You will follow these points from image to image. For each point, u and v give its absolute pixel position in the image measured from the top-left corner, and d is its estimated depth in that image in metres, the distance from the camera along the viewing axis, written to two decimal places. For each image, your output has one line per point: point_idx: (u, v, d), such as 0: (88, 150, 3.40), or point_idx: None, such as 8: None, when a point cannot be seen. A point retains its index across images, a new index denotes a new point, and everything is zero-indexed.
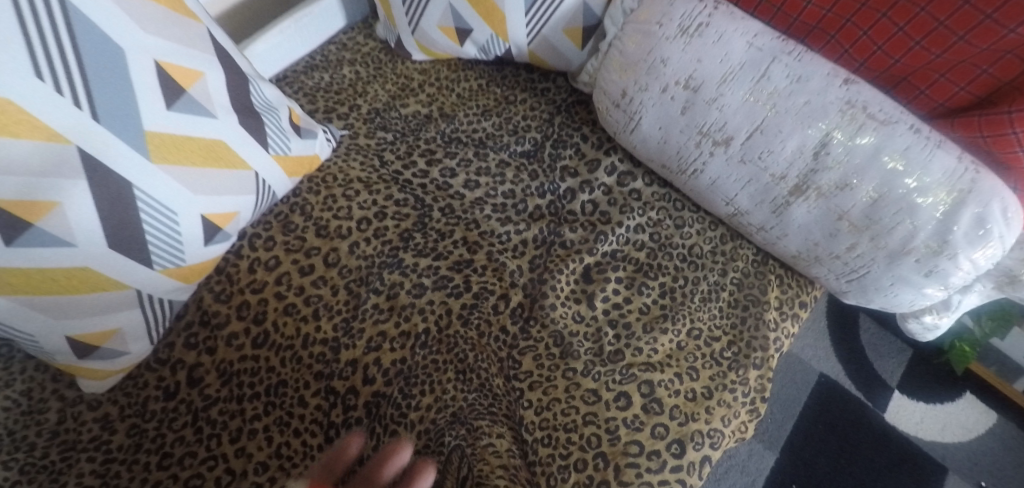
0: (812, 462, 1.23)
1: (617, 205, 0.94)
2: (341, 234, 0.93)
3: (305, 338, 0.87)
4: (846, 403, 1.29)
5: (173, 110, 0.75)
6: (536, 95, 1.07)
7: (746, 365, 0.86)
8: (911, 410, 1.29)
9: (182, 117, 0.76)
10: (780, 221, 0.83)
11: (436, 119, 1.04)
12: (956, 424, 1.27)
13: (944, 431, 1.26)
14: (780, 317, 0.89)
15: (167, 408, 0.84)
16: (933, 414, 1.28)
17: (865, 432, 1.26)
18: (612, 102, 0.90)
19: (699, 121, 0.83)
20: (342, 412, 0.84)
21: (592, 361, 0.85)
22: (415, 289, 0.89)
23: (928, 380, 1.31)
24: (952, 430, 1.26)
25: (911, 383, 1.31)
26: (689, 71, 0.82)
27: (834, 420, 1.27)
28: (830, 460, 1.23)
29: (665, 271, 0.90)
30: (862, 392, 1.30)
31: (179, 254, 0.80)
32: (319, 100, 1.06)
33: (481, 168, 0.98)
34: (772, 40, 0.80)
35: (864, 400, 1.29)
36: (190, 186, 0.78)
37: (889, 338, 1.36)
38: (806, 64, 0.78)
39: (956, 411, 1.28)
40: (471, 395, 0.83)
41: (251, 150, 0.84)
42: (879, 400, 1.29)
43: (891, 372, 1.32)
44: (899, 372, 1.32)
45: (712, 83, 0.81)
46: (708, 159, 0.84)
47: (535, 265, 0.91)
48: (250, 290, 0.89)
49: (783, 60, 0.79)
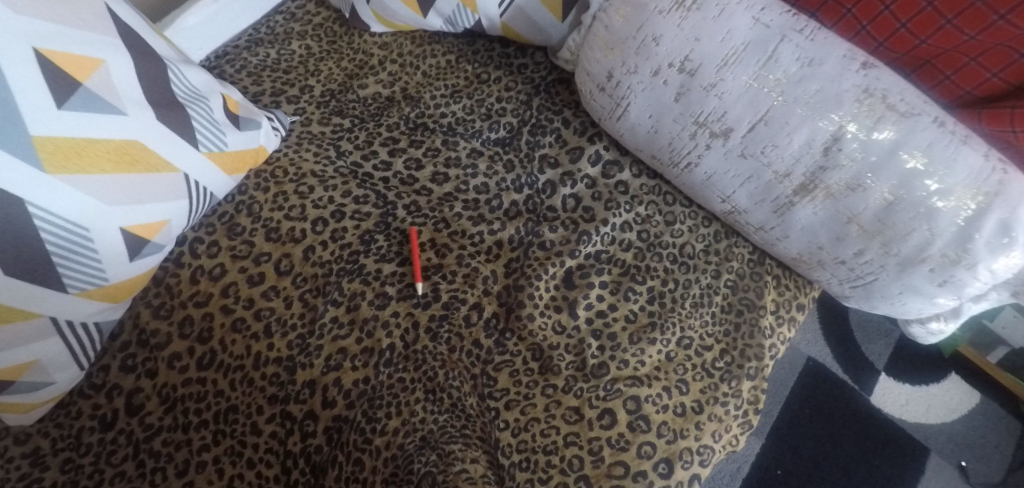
0: (797, 446, 1.18)
1: (602, 200, 0.85)
2: (294, 237, 0.83)
3: (257, 356, 0.78)
4: (833, 386, 1.24)
5: (66, 108, 0.63)
6: (512, 72, 0.95)
7: (739, 376, 0.78)
8: (897, 392, 1.23)
9: (79, 116, 0.64)
10: (782, 222, 0.73)
11: (399, 102, 0.94)
12: (941, 405, 1.22)
13: (928, 413, 1.21)
14: (776, 322, 0.81)
15: (105, 439, 0.75)
16: (919, 395, 1.23)
17: (851, 414, 1.21)
18: (596, 84, 0.79)
19: (695, 109, 0.72)
20: (300, 440, 0.75)
21: (574, 377, 0.77)
22: (378, 299, 0.80)
23: (915, 363, 1.26)
24: (935, 412, 1.21)
25: (897, 365, 1.26)
26: (685, 51, 0.71)
27: (821, 404, 1.22)
28: (815, 443, 1.18)
29: (655, 272, 0.82)
30: (849, 374, 1.25)
31: (99, 273, 0.69)
32: (265, 81, 0.94)
33: (450, 158, 0.88)
34: (783, 14, 0.68)
35: (850, 383, 1.24)
36: (101, 197, 0.67)
37: (878, 319, 1.31)
38: (820, 45, 0.67)
39: (941, 392, 1.23)
40: (442, 416, 0.75)
41: (176, 148, 0.73)
42: (865, 383, 1.24)
43: (879, 355, 1.27)
44: (887, 354, 1.27)
45: (711, 66, 0.70)
46: (703, 152, 0.74)
47: (511, 270, 0.82)
48: (193, 304, 0.80)
49: (794, 39, 0.67)
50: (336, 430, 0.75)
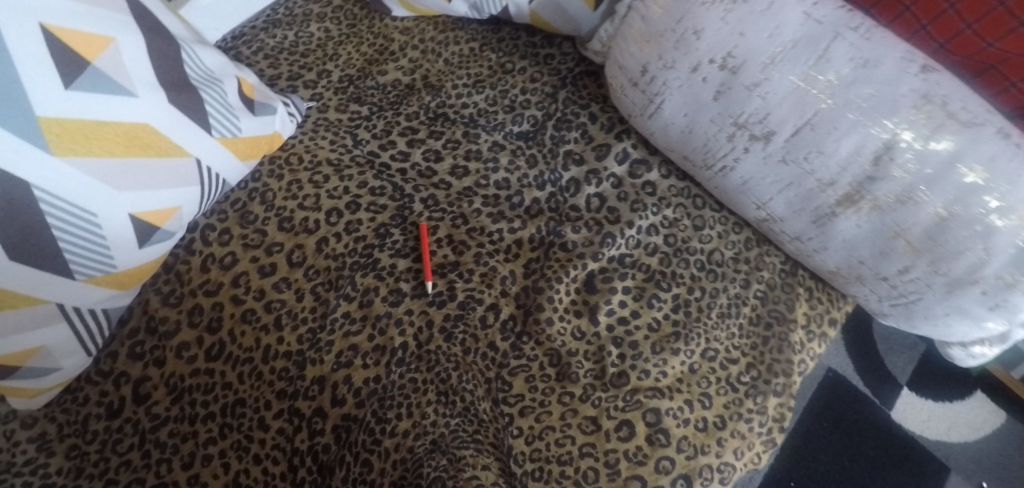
0: (811, 459, 1.14)
1: (628, 201, 0.81)
2: (308, 228, 0.80)
3: (266, 349, 0.76)
4: (853, 399, 1.19)
5: (74, 88, 0.61)
6: (538, 62, 0.91)
7: (765, 392, 0.75)
8: (918, 407, 1.19)
9: (87, 96, 0.62)
10: (821, 233, 0.69)
11: (419, 90, 0.90)
12: (964, 424, 1.17)
13: (950, 431, 1.17)
14: (805, 338, 0.78)
15: (111, 428, 0.74)
16: (942, 412, 1.18)
17: (869, 429, 1.16)
18: (628, 79, 0.75)
19: (735, 110, 0.68)
20: (307, 438, 0.73)
21: (592, 385, 0.74)
22: (392, 296, 0.78)
23: (939, 378, 1.21)
24: (958, 430, 1.17)
25: (920, 379, 1.21)
26: (727, 47, 0.66)
27: (839, 416, 1.17)
28: (831, 457, 1.14)
29: (680, 279, 0.78)
30: (869, 387, 1.20)
31: (107, 260, 0.67)
32: (282, 64, 0.91)
33: (471, 151, 0.85)
34: (837, 9, 0.64)
35: (870, 396, 1.19)
36: (109, 181, 0.64)
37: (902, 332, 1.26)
38: (875, 44, 0.62)
39: (964, 410, 1.18)
40: (454, 420, 0.72)
41: (188, 132, 0.70)
42: (886, 397, 1.20)
43: (901, 369, 1.22)
44: (910, 368, 1.22)
45: (755, 64, 0.65)
46: (741, 156, 0.70)
47: (530, 271, 0.79)
48: (203, 293, 0.78)
49: (848, 38, 0.63)
50: (345, 429, 0.73)
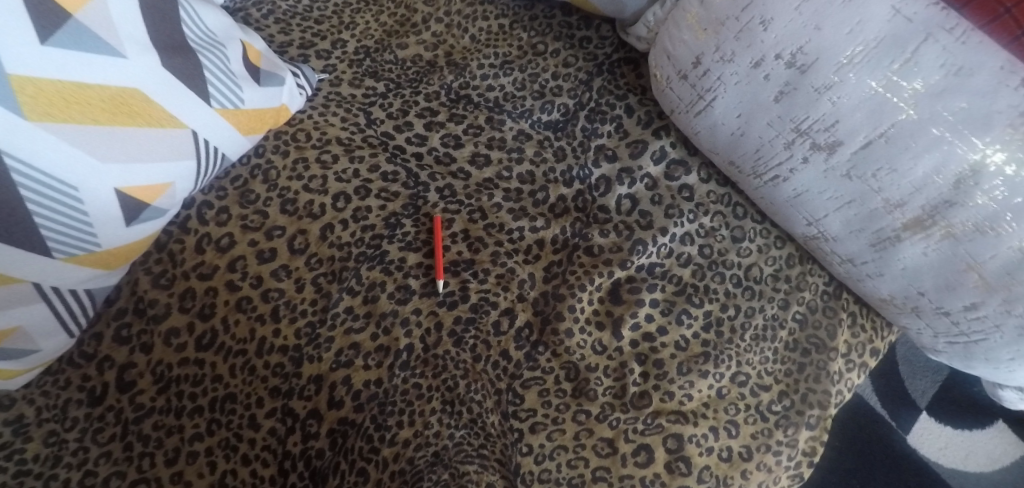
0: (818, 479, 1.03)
1: (663, 204, 0.74)
2: (313, 213, 0.74)
3: (261, 342, 0.70)
4: (867, 420, 1.08)
5: (51, 44, 0.53)
6: (573, 45, 0.84)
7: (798, 424, 0.69)
8: (936, 432, 1.07)
9: (68, 55, 0.54)
10: (879, 257, 0.62)
11: (441, 68, 0.84)
12: (983, 453, 1.06)
13: (967, 459, 1.05)
14: (845, 367, 0.72)
15: (92, 416, 0.68)
16: (960, 440, 1.07)
17: (884, 452, 1.05)
18: (677, 70, 0.68)
19: (797, 114, 0.60)
20: (300, 441, 0.68)
21: (611, 405, 0.68)
22: (399, 293, 0.72)
23: (960, 404, 1.09)
24: (976, 459, 1.05)
25: (941, 403, 1.09)
26: (799, 40, 0.58)
27: (851, 436, 1.07)
28: (840, 479, 1.03)
29: (714, 295, 0.72)
30: (887, 409, 1.09)
31: (90, 238, 0.61)
32: (294, 30, 0.85)
33: (494, 138, 0.79)
34: (930, 3, 0.52)
35: (887, 418, 1.08)
36: (92, 152, 0.58)
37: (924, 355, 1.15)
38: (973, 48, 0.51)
39: (984, 439, 1.06)
40: (459, 432, 0.67)
41: (183, 101, 0.64)
42: (903, 420, 1.08)
43: (921, 391, 1.10)
44: (932, 392, 1.10)
45: (829, 63, 0.57)
46: (798, 166, 0.63)
47: (551, 275, 0.73)
48: (197, 276, 0.72)
49: (941, 40, 0.52)
50: (341, 434, 0.67)
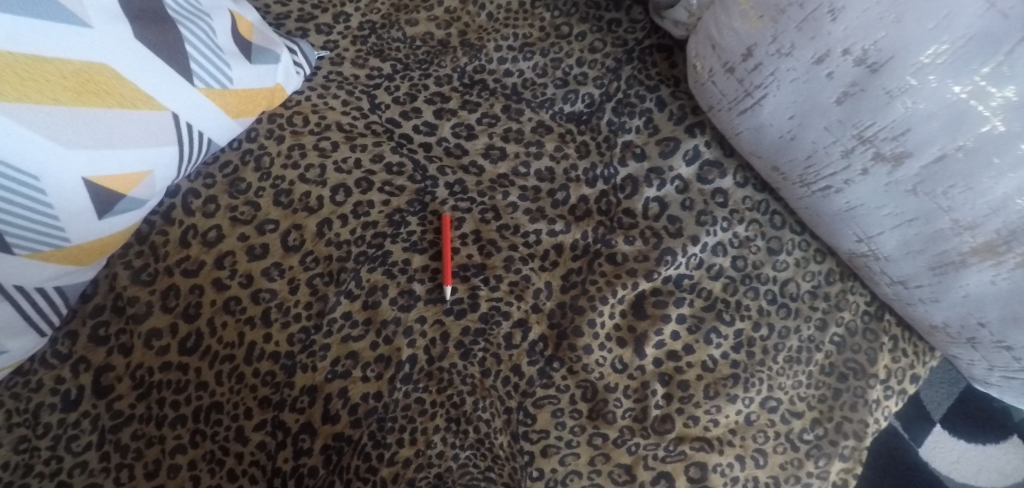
0: None
1: (694, 210, 0.68)
2: (310, 207, 0.68)
3: (250, 348, 0.63)
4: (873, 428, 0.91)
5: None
6: (601, 29, 0.77)
7: (830, 455, 0.63)
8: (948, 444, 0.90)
9: (20, 22, 0.47)
10: (939, 282, 0.56)
11: (455, 49, 0.77)
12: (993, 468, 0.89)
13: (979, 474, 0.88)
14: (883, 395, 0.66)
15: (66, 421, 0.61)
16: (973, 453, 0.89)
17: (891, 467, 0.89)
18: (724, 62, 0.60)
19: (862, 119, 0.53)
20: (291, 458, 0.61)
21: (630, 429, 0.63)
22: (402, 298, 0.66)
23: (978, 416, 0.91)
24: (988, 475, 0.88)
25: (954, 412, 0.92)
26: (873, 34, 0.50)
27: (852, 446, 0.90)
28: None
29: (746, 311, 0.66)
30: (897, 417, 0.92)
31: (58, 233, 0.54)
32: (294, 2, 0.78)
33: (511, 130, 0.72)
34: None
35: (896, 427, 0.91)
36: (55, 136, 0.51)
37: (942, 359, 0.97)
38: None
39: (999, 454, 0.89)
40: (464, 452, 0.61)
41: (163, 80, 0.57)
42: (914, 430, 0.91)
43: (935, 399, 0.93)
44: (948, 401, 0.92)
45: (906, 63, 0.50)
46: (855, 177, 0.56)
47: (569, 284, 0.66)
48: (181, 272, 0.65)
49: None
50: (336, 451, 0.61)
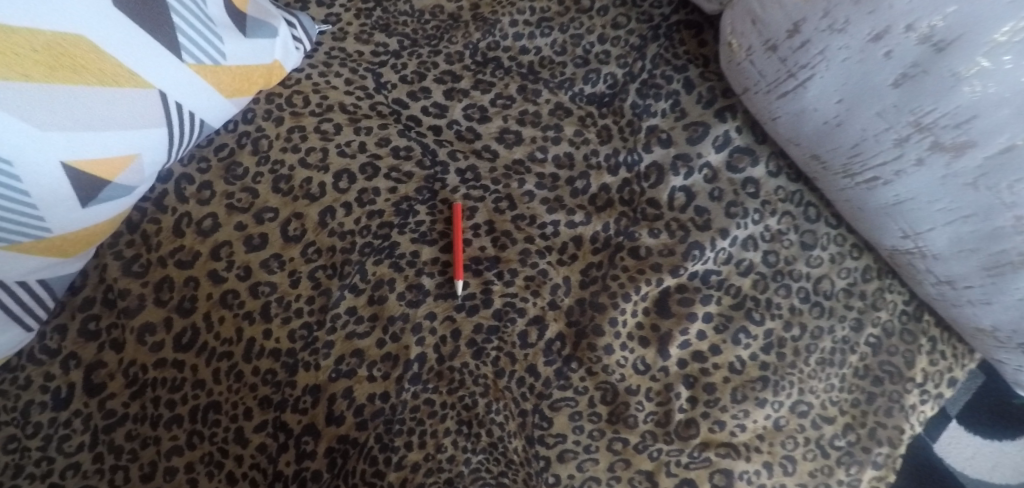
0: None
1: (723, 201, 0.63)
2: (311, 194, 0.63)
3: (249, 344, 0.59)
4: None
5: None
6: (624, 3, 0.72)
7: (862, 463, 0.59)
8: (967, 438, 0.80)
9: None
10: (992, 282, 0.52)
11: (467, 24, 0.72)
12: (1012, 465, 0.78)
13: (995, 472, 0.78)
14: (919, 400, 0.62)
15: (57, 420, 0.57)
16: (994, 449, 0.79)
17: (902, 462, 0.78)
18: (767, 39, 0.55)
19: (921, 104, 0.49)
20: (294, 461, 0.57)
21: (652, 434, 0.59)
22: (411, 293, 0.62)
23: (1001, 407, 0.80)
24: (1005, 473, 0.77)
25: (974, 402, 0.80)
26: (942, 8, 0.45)
27: None
28: None
29: (777, 310, 0.62)
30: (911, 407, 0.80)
31: (37, 222, 0.50)
32: None
33: (527, 113, 0.68)
34: None
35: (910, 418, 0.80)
36: (28, 116, 0.46)
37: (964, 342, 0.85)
38: None
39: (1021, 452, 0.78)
40: (476, 456, 0.58)
41: (148, 55, 0.52)
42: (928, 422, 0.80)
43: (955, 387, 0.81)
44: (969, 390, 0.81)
45: (978, 41, 0.45)
46: (908, 168, 0.51)
47: (589, 280, 0.62)
48: (174, 263, 0.60)
49: None
50: (341, 454, 0.57)
